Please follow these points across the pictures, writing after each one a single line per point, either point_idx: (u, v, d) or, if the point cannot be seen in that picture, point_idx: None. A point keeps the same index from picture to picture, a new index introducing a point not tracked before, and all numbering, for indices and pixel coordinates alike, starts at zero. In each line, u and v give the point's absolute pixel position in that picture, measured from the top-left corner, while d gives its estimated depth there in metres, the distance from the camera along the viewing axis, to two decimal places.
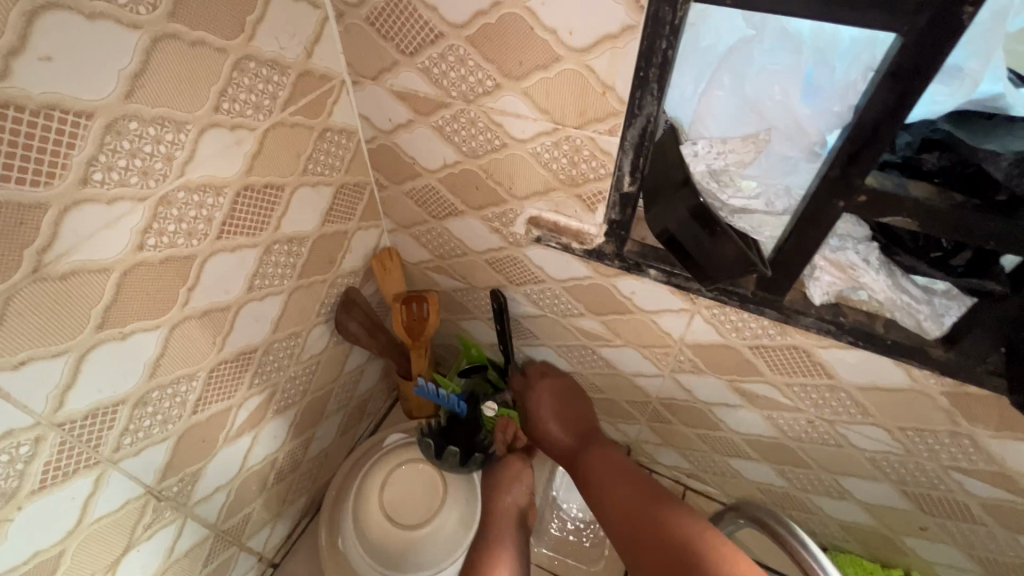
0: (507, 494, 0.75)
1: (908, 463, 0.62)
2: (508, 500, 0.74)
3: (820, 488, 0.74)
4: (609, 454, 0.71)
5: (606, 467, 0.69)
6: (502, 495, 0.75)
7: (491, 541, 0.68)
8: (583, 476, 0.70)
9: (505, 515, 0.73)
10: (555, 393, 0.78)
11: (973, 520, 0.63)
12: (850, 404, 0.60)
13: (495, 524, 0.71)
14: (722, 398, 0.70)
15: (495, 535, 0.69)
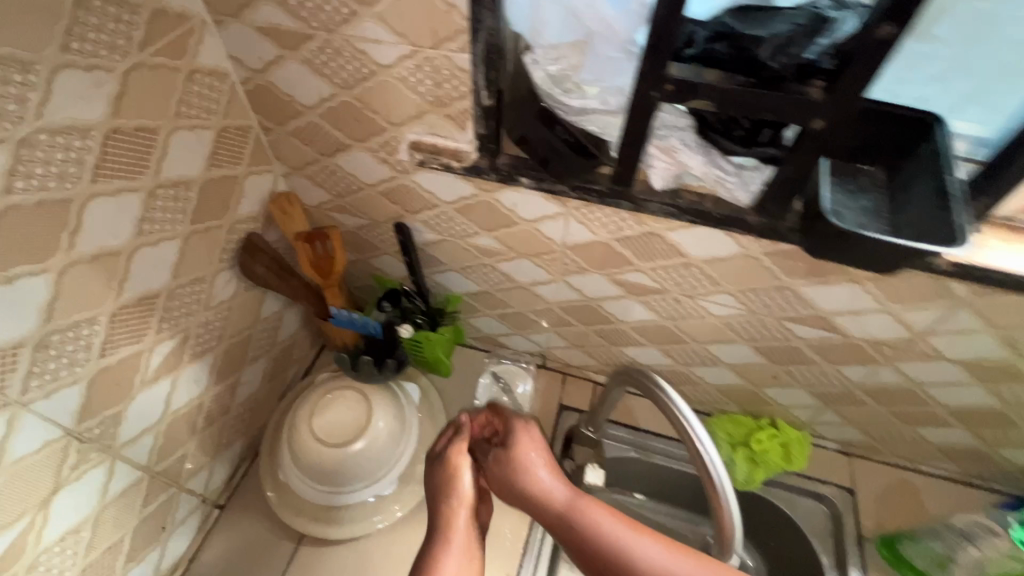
0: (460, 514, 0.58)
1: (753, 321, 0.74)
2: (463, 514, 0.58)
3: (697, 360, 0.86)
4: (611, 517, 0.53)
5: (611, 535, 0.51)
6: (454, 519, 0.58)
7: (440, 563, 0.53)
8: (585, 542, 0.51)
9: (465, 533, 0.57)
10: (522, 422, 0.61)
11: (808, 362, 0.77)
12: (702, 277, 0.71)
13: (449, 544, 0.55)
14: (607, 292, 0.80)
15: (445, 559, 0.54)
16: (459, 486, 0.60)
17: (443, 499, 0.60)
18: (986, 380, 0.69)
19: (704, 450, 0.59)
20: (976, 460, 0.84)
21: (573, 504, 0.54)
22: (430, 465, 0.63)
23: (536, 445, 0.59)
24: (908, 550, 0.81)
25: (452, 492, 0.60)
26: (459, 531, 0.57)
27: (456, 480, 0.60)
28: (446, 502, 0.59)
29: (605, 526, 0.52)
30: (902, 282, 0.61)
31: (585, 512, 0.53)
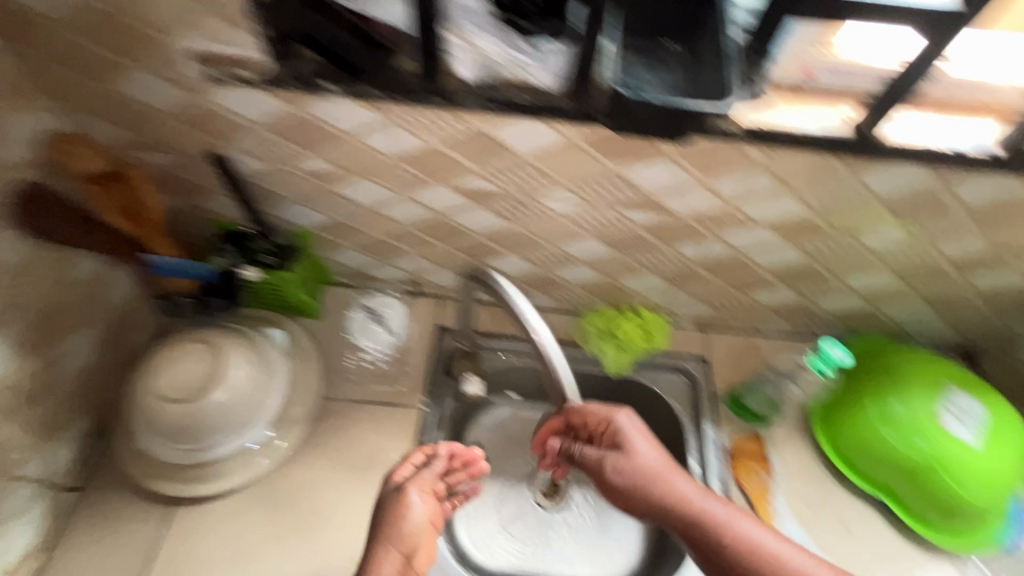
0: (386, 554, 0.68)
1: (593, 213, 0.77)
2: (389, 554, 0.68)
3: (557, 262, 0.90)
4: (744, 517, 0.65)
5: (731, 528, 0.64)
6: (382, 560, 0.67)
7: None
8: (709, 546, 0.63)
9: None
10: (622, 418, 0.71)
11: (650, 247, 0.82)
12: (537, 174, 0.71)
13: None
14: (454, 204, 0.79)
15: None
16: (404, 520, 0.71)
17: (392, 524, 0.70)
18: (793, 238, 0.77)
19: (527, 318, 0.63)
20: (801, 314, 0.97)
21: (710, 496, 0.66)
22: (382, 499, 0.74)
23: (638, 429, 0.71)
24: (746, 399, 0.94)
25: (393, 538, 0.70)
26: (383, 575, 0.67)
27: (404, 515, 0.71)
28: (384, 542, 0.69)
29: (729, 522, 0.64)
30: (707, 153, 0.65)
31: (711, 514, 0.65)
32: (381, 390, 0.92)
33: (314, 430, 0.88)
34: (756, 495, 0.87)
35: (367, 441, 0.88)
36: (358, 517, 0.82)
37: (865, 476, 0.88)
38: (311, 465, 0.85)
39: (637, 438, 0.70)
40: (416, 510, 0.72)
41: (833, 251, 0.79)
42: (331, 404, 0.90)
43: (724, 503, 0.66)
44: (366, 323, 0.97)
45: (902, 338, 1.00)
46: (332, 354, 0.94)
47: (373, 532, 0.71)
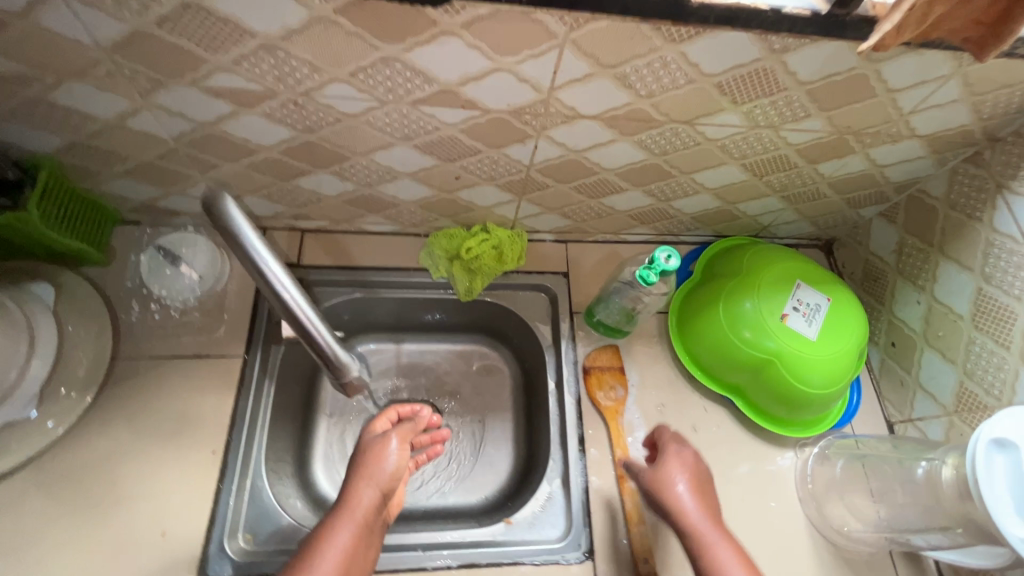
0: (365, 486, 0.67)
1: (392, 113, 0.63)
2: (369, 485, 0.67)
3: (377, 177, 0.76)
4: (730, 549, 0.66)
5: (722, 559, 0.65)
6: (358, 495, 0.66)
7: (333, 530, 0.62)
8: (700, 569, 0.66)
9: (366, 510, 0.65)
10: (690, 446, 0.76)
11: (474, 152, 0.71)
12: (297, 63, 0.56)
13: (349, 517, 0.64)
14: (215, 110, 0.62)
15: (337, 530, 0.62)
16: (380, 464, 0.70)
17: (366, 465, 0.70)
18: (628, 133, 0.68)
19: (280, 287, 0.50)
20: (660, 218, 0.90)
21: (706, 526, 0.68)
22: (363, 441, 0.75)
23: (692, 456, 0.74)
24: (600, 313, 0.88)
25: (374, 473, 0.69)
26: (359, 505, 0.65)
27: (384, 457, 0.71)
28: (362, 479, 0.68)
29: (720, 559, 0.65)
30: (495, 24, 0.51)
31: (708, 541, 0.67)
32: (190, 341, 0.79)
33: (106, 395, 0.75)
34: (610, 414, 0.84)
35: (174, 401, 0.76)
36: (173, 492, 0.72)
37: (717, 378, 0.87)
38: (104, 435, 0.73)
39: (679, 451, 0.74)
40: (392, 461, 0.71)
41: (675, 144, 0.71)
42: (126, 364, 0.77)
43: (708, 519, 0.68)
44: (158, 265, 0.81)
45: (762, 235, 0.97)
46: (124, 307, 0.79)
47: (352, 472, 0.70)
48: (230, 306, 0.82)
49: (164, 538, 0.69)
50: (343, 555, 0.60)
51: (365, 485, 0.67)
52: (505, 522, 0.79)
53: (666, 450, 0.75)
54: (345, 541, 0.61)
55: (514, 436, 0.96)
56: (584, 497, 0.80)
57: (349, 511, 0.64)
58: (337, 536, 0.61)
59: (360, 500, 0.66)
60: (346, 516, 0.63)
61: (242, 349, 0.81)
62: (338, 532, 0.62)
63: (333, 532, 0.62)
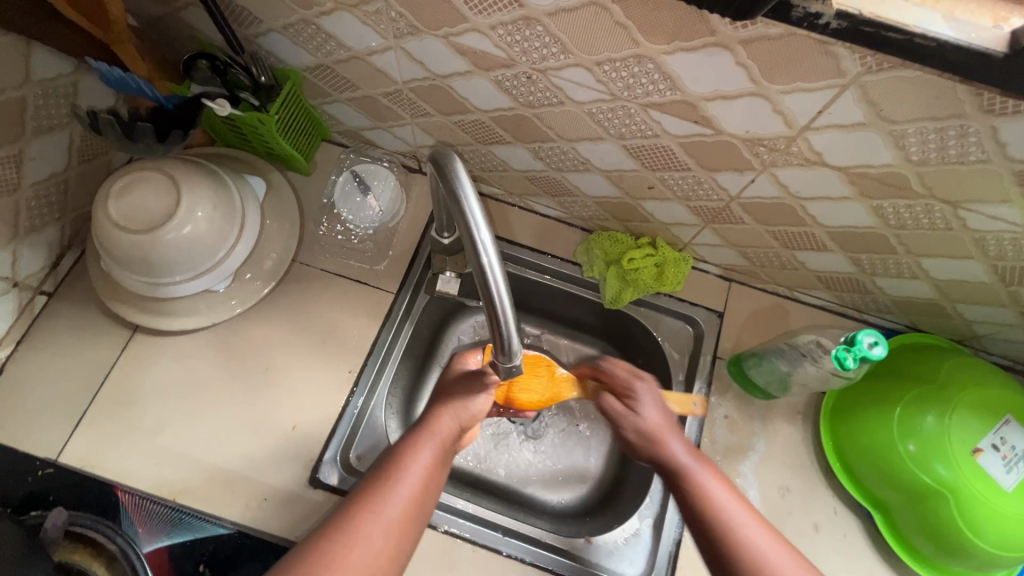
0: (448, 413, 0.65)
1: (617, 110, 0.60)
2: (453, 415, 0.65)
3: (569, 164, 0.75)
4: (725, 489, 0.61)
5: (716, 500, 0.59)
6: (442, 420, 0.65)
7: (416, 449, 0.61)
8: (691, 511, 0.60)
9: (446, 435, 0.64)
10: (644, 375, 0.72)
11: (682, 168, 0.66)
12: (549, 41, 0.55)
13: (430, 437, 0.63)
14: (451, 66, 0.64)
15: (421, 446, 0.61)
16: (464, 400, 0.67)
17: (451, 396, 0.67)
18: (869, 195, 0.59)
19: (482, 249, 0.46)
20: (852, 290, 0.79)
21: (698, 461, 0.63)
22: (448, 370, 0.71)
23: (657, 389, 0.71)
24: (750, 368, 0.80)
25: (458, 405, 0.66)
26: (443, 429, 0.64)
27: (471, 394, 0.67)
28: (447, 407, 0.66)
29: (715, 496, 0.60)
30: (781, 47, 0.46)
31: (699, 476, 0.62)
32: (355, 266, 0.86)
33: (280, 290, 0.84)
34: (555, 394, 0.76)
35: (329, 315, 0.83)
36: (309, 395, 0.79)
37: (861, 485, 0.77)
38: (269, 324, 0.82)
39: (641, 381, 0.71)
40: (480, 401, 0.68)
41: (919, 221, 0.60)
42: (301, 269, 0.85)
43: (687, 449, 0.65)
44: (350, 190, 0.86)
45: (968, 345, 0.82)
46: (312, 219, 0.87)
47: (436, 397, 0.68)
48: (395, 246, 0.87)
49: (293, 431, 0.78)
50: (425, 472, 0.59)
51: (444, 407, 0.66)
52: (585, 540, 0.79)
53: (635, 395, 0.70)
54: (427, 459, 0.60)
55: (607, 447, 0.93)
56: (674, 549, 0.76)
57: (432, 434, 0.63)
58: (422, 454, 0.61)
59: (438, 422, 0.64)
60: (429, 437, 0.63)
61: (395, 288, 0.86)
62: (421, 451, 0.61)
63: (417, 449, 0.61)
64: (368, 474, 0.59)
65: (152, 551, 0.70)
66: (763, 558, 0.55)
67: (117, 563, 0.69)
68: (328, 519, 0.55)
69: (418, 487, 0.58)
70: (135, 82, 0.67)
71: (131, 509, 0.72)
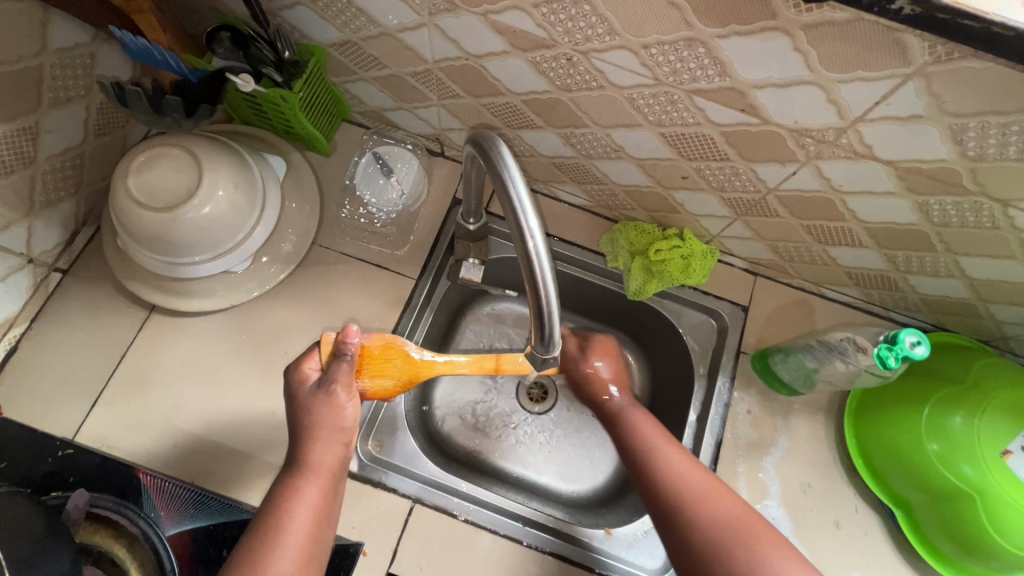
0: (322, 444, 0.60)
1: (660, 96, 0.58)
2: (327, 444, 0.60)
3: (601, 151, 0.73)
4: (662, 439, 0.70)
5: (652, 441, 0.69)
6: (318, 454, 0.60)
7: (298, 491, 0.58)
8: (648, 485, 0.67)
9: (331, 465, 0.61)
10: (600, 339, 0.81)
11: (720, 158, 0.64)
12: (596, 21, 0.52)
13: (312, 475, 0.60)
14: (487, 45, 0.62)
15: (303, 488, 0.59)
16: (332, 419, 0.61)
17: (314, 423, 0.60)
18: (916, 191, 0.57)
19: (528, 235, 0.44)
20: (883, 287, 0.78)
21: (621, 409, 0.76)
22: (296, 392, 0.61)
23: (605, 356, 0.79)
24: (776, 365, 0.79)
25: (327, 429, 0.60)
26: (323, 464, 0.60)
27: (338, 411, 0.61)
28: (318, 438, 0.60)
29: (648, 441, 0.70)
30: (846, 33, 0.44)
31: (630, 417, 0.74)
32: (375, 251, 0.84)
33: (299, 273, 0.83)
34: (414, 374, 0.66)
35: (349, 300, 0.82)
36: None
37: (885, 485, 0.76)
38: (287, 307, 0.81)
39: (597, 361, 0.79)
40: (350, 412, 0.62)
41: (964, 219, 0.59)
42: (321, 252, 0.83)
43: (627, 398, 0.77)
44: (372, 172, 0.84)
45: (996, 346, 0.80)
46: (333, 201, 0.85)
47: (296, 422, 0.61)
48: (416, 231, 0.86)
49: None
50: (315, 510, 0.58)
51: (318, 443, 0.60)
52: (604, 531, 0.78)
53: (587, 349, 0.80)
54: (314, 497, 0.59)
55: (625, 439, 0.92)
56: None
57: (313, 470, 0.60)
58: (306, 494, 0.58)
59: (315, 455, 0.60)
60: (311, 474, 0.60)
61: (415, 273, 0.84)
62: (303, 491, 0.59)
63: (299, 492, 0.58)
64: (254, 528, 0.57)
65: (175, 533, 0.69)
66: (695, 489, 0.64)
67: (140, 544, 0.69)
68: None
69: (311, 527, 0.57)
70: (159, 55, 0.64)
71: (152, 491, 0.71)
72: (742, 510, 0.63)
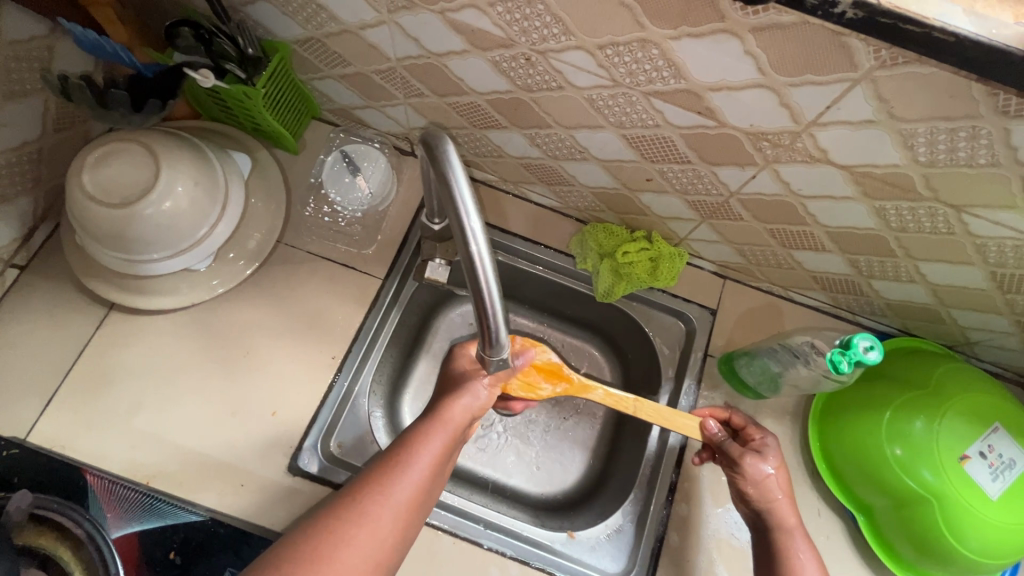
0: (458, 403, 0.61)
1: (619, 97, 0.58)
2: (463, 407, 0.61)
3: (567, 152, 0.72)
4: (816, 562, 0.62)
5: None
6: (450, 411, 0.60)
7: (423, 437, 0.57)
8: None
9: (457, 426, 0.60)
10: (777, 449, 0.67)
11: (682, 161, 0.64)
12: (550, 21, 0.52)
13: (440, 426, 0.59)
14: (448, 44, 0.61)
15: (430, 437, 0.57)
16: (473, 390, 0.63)
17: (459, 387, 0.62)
18: (872, 196, 0.58)
19: (472, 238, 0.44)
20: (847, 292, 0.78)
21: (790, 531, 0.63)
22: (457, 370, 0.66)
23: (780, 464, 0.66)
24: (741, 368, 0.79)
25: (467, 398, 0.62)
26: (452, 421, 0.60)
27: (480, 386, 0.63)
28: (454, 397, 0.62)
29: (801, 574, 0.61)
30: (792, 36, 0.44)
31: (794, 543, 0.63)
32: (342, 250, 0.83)
33: (263, 271, 0.82)
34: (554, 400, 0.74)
35: (314, 299, 0.81)
36: (289, 380, 0.77)
37: (848, 490, 0.76)
38: (251, 306, 0.80)
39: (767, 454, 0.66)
40: (483, 400, 0.63)
41: (921, 224, 0.59)
42: (286, 250, 0.82)
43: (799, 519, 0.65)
44: (338, 170, 0.84)
45: (960, 351, 0.81)
46: (299, 199, 0.84)
47: (448, 385, 0.64)
48: (384, 230, 0.85)
49: (273, 418, 0.76)
50: (434, 463, 0.56)
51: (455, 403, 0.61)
52: (567, 534, 0.79)
53: (759, 441, 0.68)
54: (437, 450, 0.57)
55: (594, 441, 0.92)
56: (656, 548, 0.75)
57: (441, 423, 0.59)
58: (431, 443, 0.57)
59: (451, 413, 0.60)
60: (438, 426, 0.59)
61: (382, 273, 0.83)
62: (428, 441, 0.57)
63: (425, 438, 0.57)
64: (377, 457, 0.56)
65: (121, 536, 0.68)
66: None
67: (85, 548, 0.67)
68: (310, 517, 0.51)
69: (427, 476, 0.55)
70: (109, 49, 0.62)
71: (99, 493, 0.69)
72: None
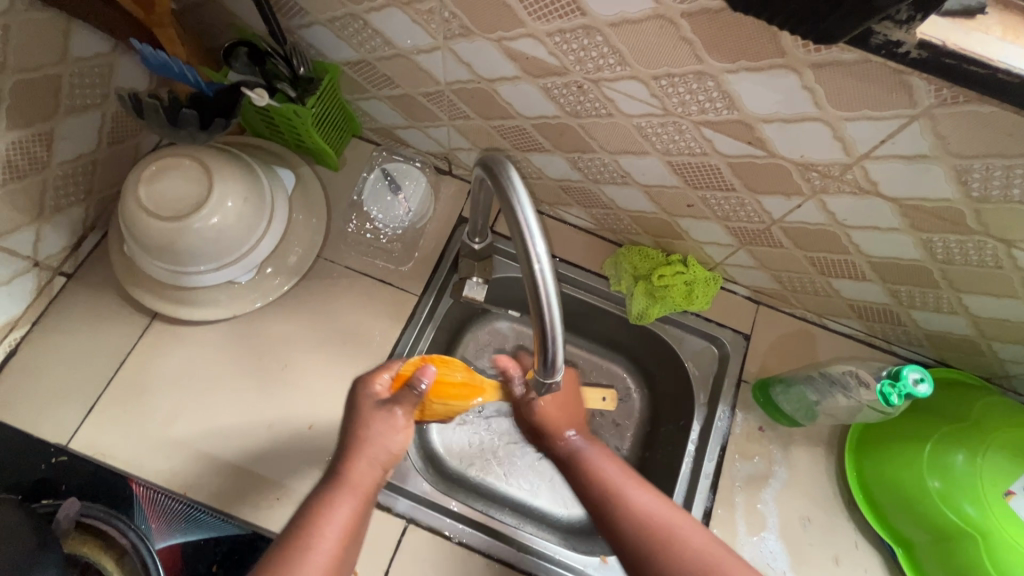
0: (363, 461, 0.58)
1: (668, 125, 0.59)
2: (369, 461, 0.58)
3: (608, 176, 0.73)
4: (610, 463, 0.64)
5: (607, 479, 0.62)
6: (358, 472, 0.57)
7: (330, 507, 0.55)
8: (608, 524, 0.59)
9: (366, 488, 0.57)
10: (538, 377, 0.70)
11: (726, 188, 0.65)
12: (606, 51, 0.53)
13: (347, 491, 0.56)
14: (499, 70, 0.63)
15: (337, 506, 0.55)
16: (382, 442, 0.59)
17: (367, 439, 0.59)
18: (920, 228, 0.58)
19: (536, 262, 0.45)
20: (884, 321, 0.78)
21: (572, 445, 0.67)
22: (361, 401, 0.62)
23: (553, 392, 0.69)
24: (778, 396, 0.79)
25: (377, 453, 0.59)
26: (359, 483, 0.57)
27: (394, 430, 0.60)
28: (356, 454, 0.58)
29: (606, 475, 0.62)
30: (853, 73, 0.45)
31: (587, 457, 0.65)
32: (380, 266, 0.84)
33: (302, 285, 0.83)
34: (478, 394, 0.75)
35: (352, 314, 0.82)
36: (326, 394, 0.78)
37: (886, 521, 0.75)
38: (290, 320, 0.81)
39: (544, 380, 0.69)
40: (397, 443, 0.60)
41: (968, 257, 0.59)
42: (325, 265, 0.84)
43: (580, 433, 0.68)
44: (379, 189, 0.85)
45: (998, 384, 0.80)
46: (340, 215, 0.86)
47: (349, 433, 0.60)
48: (421, 247, 0.86)
49: (309, 431, 0.76)
50: (343, 531, 0.54)
51: (359, 463, 0.58)
52: (599, 559, 0.78)
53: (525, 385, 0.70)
54: (345, 517, 0.55)
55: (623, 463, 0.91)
56: None
57: (348, 488, 0.57)
58: (336, 512, 0.55)
59: (356, 471, 0.57)
60: (346, 492, 0.56)
61: (418, 290, 0.84)
62: (334, 511, 0.55)
63: (332, 508, 0.55)
64: (286, 528, 0.54)
65: (164, 548, 0.68)
66: (659, 525, 0.57)
67: (129, 558, 0.68)
68: None
69: (336, 550, 0.53)
70: (178, 68, 0.65)
71: (144, 503, 0.70)
72: (708, 539, 0.57)
